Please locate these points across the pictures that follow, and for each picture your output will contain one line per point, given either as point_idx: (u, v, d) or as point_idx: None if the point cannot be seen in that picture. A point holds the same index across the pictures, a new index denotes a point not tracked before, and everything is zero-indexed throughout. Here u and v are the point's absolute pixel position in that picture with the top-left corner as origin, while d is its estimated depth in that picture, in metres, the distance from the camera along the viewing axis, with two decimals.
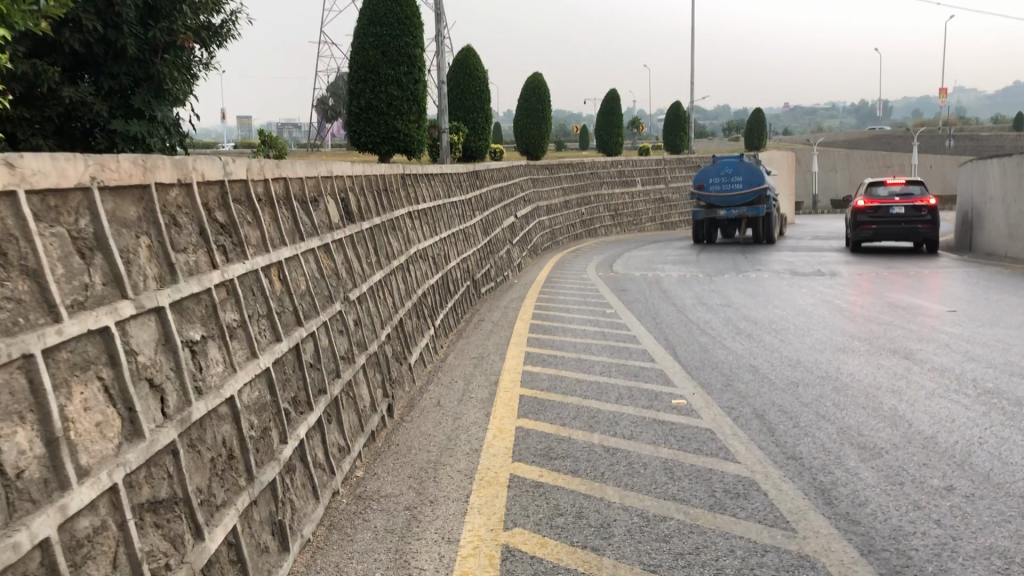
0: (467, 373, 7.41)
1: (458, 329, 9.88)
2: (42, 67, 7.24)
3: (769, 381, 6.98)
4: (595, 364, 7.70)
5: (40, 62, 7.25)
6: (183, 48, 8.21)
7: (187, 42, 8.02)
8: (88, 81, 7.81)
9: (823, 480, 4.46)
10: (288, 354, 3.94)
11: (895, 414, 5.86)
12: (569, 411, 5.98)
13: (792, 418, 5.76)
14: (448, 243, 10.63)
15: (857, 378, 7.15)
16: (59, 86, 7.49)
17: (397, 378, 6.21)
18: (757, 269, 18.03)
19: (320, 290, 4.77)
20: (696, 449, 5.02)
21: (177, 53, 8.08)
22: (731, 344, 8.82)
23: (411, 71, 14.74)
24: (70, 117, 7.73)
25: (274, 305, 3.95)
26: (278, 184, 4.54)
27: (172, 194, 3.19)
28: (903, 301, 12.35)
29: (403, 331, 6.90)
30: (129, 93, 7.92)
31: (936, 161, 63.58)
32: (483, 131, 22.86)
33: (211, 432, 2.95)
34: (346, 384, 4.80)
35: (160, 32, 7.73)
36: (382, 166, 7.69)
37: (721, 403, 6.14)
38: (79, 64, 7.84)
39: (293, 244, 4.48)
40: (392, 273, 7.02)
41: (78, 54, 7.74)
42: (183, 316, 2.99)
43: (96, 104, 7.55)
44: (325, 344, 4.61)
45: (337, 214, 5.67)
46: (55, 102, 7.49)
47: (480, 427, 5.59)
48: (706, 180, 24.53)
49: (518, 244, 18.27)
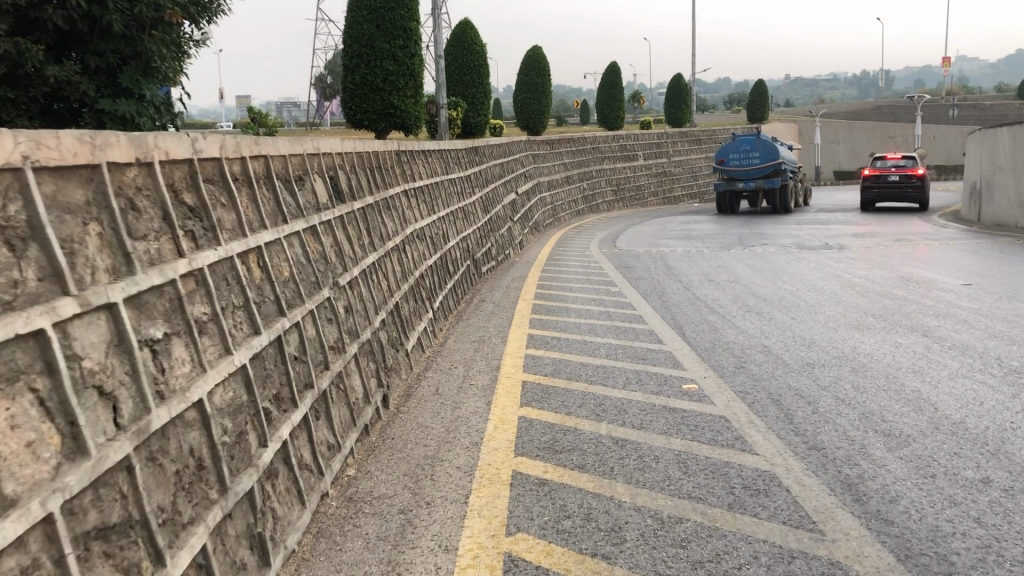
0: (467, 358, 7.09)
1: (458, 311, 9.56)
2: (25, 45, 6.90)
3: (784, 362, 6.66)
4: (601, 346, 7.38)
5: (22, 40, 6.92)
6: (172, 23, 7.81)
7: (176, 18, 7.61)
8: (73, 60, 7.46)
9: (848, 474, 4.14)
10: (269, 349, 3.62)
11: (919, 398, 5.54)
12: (575, 399, 5.67)
13: (811, 404, 5.44)
14: (446, 221, 10.29)
15: (875, 357, 6.84)
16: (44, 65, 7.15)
17: (392, 366, 5.89)
18: (763, 243, 17.67)
19: (306, 276, 4.44)
20: (711, 440, 4.71)
21: (166, 30, 7.68)
22: (741, 323, 8.49)
23: (407, 44, 14.31)
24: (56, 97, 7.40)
25: (253, 295, 3.62)
26: (257, 162, 4.20)
27: (130, 174, 2.86)
28: (915, 274, 12.02)
29: (399, 316, 6.59)
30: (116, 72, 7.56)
31: (939, 131, 62.95)
32: (482, 107, 22.45)
33: (175, 442, 2.63)
34: (336, 376, 4.48)
35: (147, 8, 7.31)
36: (375, 142, 7.34)
37: (735, 387, 5.82)
38: (65, 42, 7.46)
39: (275, 227, 4.15)
40: (386, 254, 6.69)
41: (63, 32, 7.37)
42: (142, 311, 2.66)
43: (82, 84, 7.21)
44: (312, 334, 4.28)
45: (325, 193, 5.33)
46: (40, 82, 7.18)
47: (480, 418, 5.27)
48: (725, 155, 24.76)
49: (519, 220, 17.91)
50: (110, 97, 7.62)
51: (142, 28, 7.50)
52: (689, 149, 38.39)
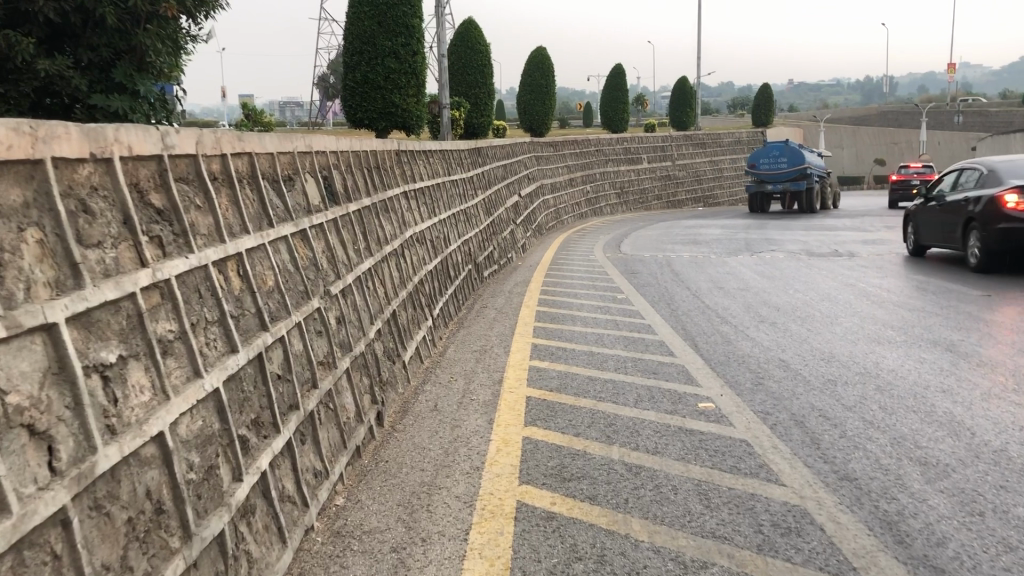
0: (468, 370, 6.71)
1: (459, 318, 9.18)
2: (16, 38, 6.52)
3: (804, 379, 6.28)
4: (608, 358, 7.00)
5: (13, 33, 6.53)
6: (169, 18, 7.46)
7: (173, 11, 7.25)
8: (65, 53, 7.08)
9: (887, 510, 3.76)
10: (247, 368, 3.24)
11: (953, 421, 5.15)
12: (583, 418, 5.29)
13: (838, 427, 5.07)
14: (448, 225, 9.91)
15: (899, 374, 6.45)
16: (35, 58, 6.76)
17: (388, 379, 5.52)
18: (771, 249, 17.29)
19: (293, 286, 4.07)
20: (734, 468, 4.33)
21: (162, 24, 7.33)
22: (755, 335, 8.11)
23: (409, 42, 13.91)
24: (47, 92, 7.02)
25: (230, 308, 3.25)
26: (239, 160, 3.83)
27: (84, 172, 2.48)
28: (930, 284, 11.65)
29: (397, 325, 6.22)
30: (110, 66, 7.20)
31: (944, 138, 62.58)
32: (485, 108, 22.11)
33: (128, 485, 2.26)
34: (325, 395, 4.11)
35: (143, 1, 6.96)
36: (374, 141, 6.98)
37: (755, 407, 5.45)
38: (57, 35, 7.07)
39: (258, 231, 3.77)
40: (384, 260, 6.31)
41: (55, 24, 6.99)
42: (91, 331, 2.29)
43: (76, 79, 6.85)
44: (298, 348, 3.90)
45: (317, 194, 4.95)
46: (32, 75, 6.76)
47: (481, 438, 4.90)
48: (756, 160, 26.35)
49: (522, 224, 17.52)
50: (103, 93, 7.25)
51: (137, 22, 7.12)
52: (693, 153, 38.01)
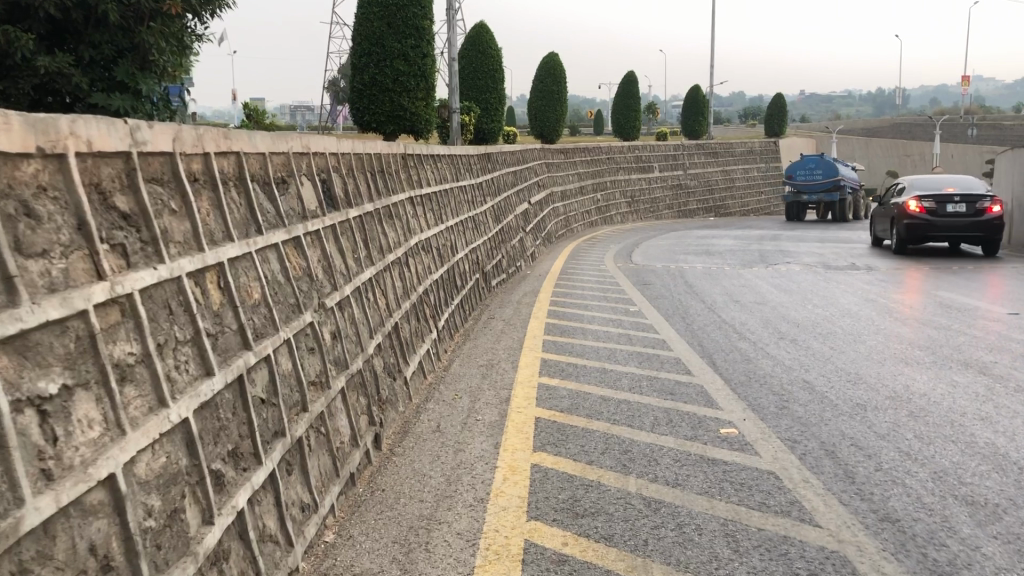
0: (474, 386, 6.35)
1: (465, 330, 8.82)
2: (15, 33, 6.19)
3: (830, 403, 5.90)
4: (622, 376, 6.63)
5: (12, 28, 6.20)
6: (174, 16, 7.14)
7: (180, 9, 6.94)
8: (65, 50, 6.75)
9: (937, 559, 3.38)
10: (224, 394, 2.89)
11: (998, 454, 4.76)
12: (596, 442, 4.92)
13: (872, 457, 4.69)
14: (455, 232, 9.56)
15: (931, 399, 6.06)
16: (34, 54, 6.42)
17: (388, 398, 5.17)
18: (786, 261, 16.88)
19: (282, 298, 3.72)
20: (762, 505, 3.96)
21: (167, 23, 7.03)
22: (776, 353, 7.74)
23: (419, 44, 13.58)
24: (46, 89, 6.69)
25: (207, 325, 2.90)
26: (225, 159, 3.48)
27: (30, 168, 2.13)
28: (954, 301, 11.23)
29: (398, 339, 5.87)
30: (112, 65, 6.88)
31: (958, 150, 62.11)
32: (495, 113, 21.73)
33: (64, 541, 1.89)
34: (315, 419, 3.76)
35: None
36: (378, 145, 6.64)
37: (781, 434, 5.08)
38: (57, 32, 6.74)
39: (243, 238, 3.42)
40: (386, 270, 5.96)
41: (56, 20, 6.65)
42: (27, 358, 1.93)
43: (77, 77, 6.52)
44: (286, 367, 3.55)
45: (314, 198, 4.61)
46: (31, 73, 6.41)
47: (486, 464, 4.54)
48: (793, 171, 27.48)
49: (532, 231, 17.17)
50: (104, 91, 6.93)
51: (140, 19, 6.80)
52: (705, 162, 37.59)
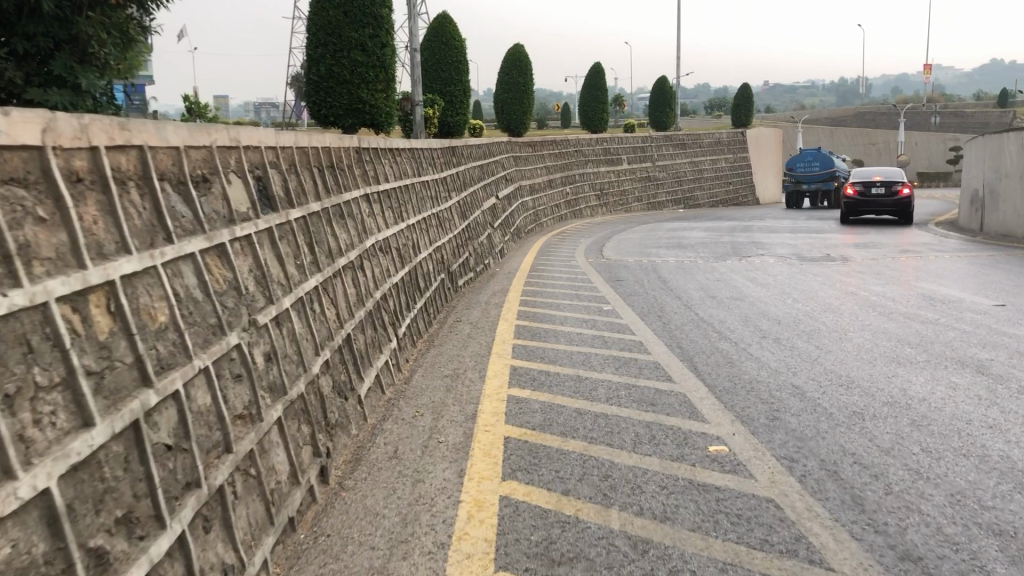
0: (438, 399, 5.81)
1: (429, 335, 8.26)
2: None
3: (825, 411, 5.42)
4: (599, 385, 6.11)
5: None
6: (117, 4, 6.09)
7: None
8: None
9: None
10: (110, 446, 2.31)
11: (1017, 469, 4.29)
12: (572, 466, 4.40)
13: (878, 477, 4.21)
14: (418, 231, 8.99)
15: (932, 404, 5.59)
16: None
17: (338, 422, 4.61)
18: (760, 253, 16.47)
19: (199, 318, 3.13)
20: (764, 543, 3.44)
21: (109, 11, 5.98)
22: (760, 354, 7.25)
23: (377, 34, 12.98)
24: None
25: (87, 362, 2.33)
26: (124, 153, 2.91)
27: None
28: (937, 292, 10.87)
29: (351, 351, 5.30)
30: (48, 57, 5.81)
31: (922, 138, 62.71)
32: (460, 106, 21.19)
33: None
34: (241, 460, 3.18)
35: None
36: (328, 138, 6.07)
37: (776, 451, 4.60)
38: None
39: (146, 249, 2.85)
40: (337, 275, 5.39)
41: None
42: None
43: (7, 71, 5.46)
44: (203, 403, 2.97)
45: (244, 198, 4.02)
46: None
47: (448, 498, 4.00)
48: (792, 164, 29.83)
49: (500, 227, 16.62)
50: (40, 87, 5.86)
51: (78, 6, 5.77)
52: (673, 153, 37.27)
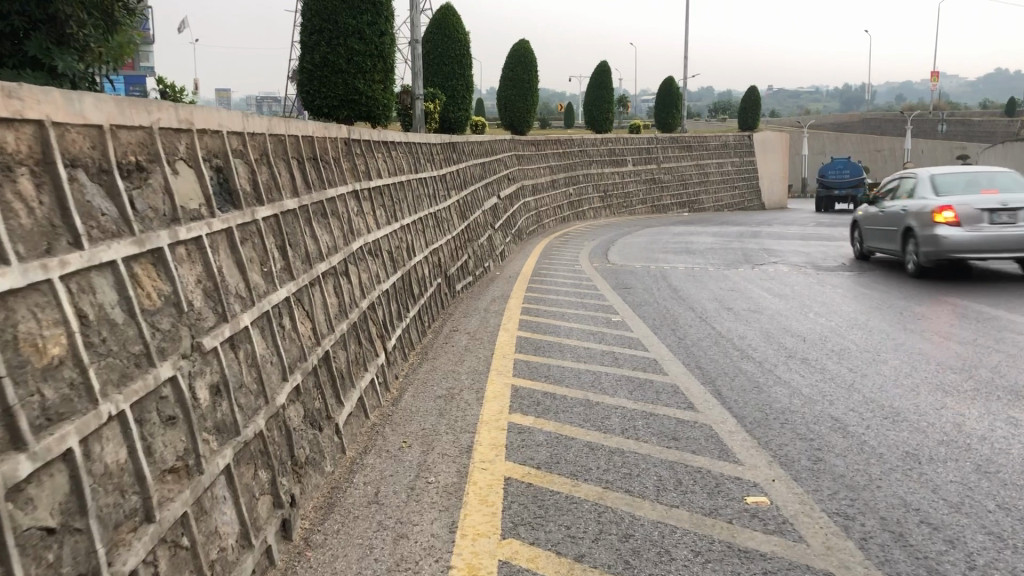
0: (428, 425, 5.11)
1: (422, 346, 7.56)
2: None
3: (873, 452, 4.71)
4: (610, 412, 5.39)
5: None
6: None
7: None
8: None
9: None
10: None
11: None
12: (586, 520, 3.69)
13: (954, 542, 3.51)
14: (413, 231, 8.29)
15: (996, 444, 4.89)
16: None
17: (308, 460, 3.90)
18: (772, 261, 15.73)
19: (116, 345, 2.42)
20: None
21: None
22: (788, 378, 6.53)
23: (376, 21, 12.28)
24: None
25: None
26: (11, 130, 2.18)
27: None
28: (969, 307, 10.17)
29: (329, 372, 4.59)
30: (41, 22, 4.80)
31: (930, 147, 62.11)
32: (462, 101, 20.50)
33: None
34: (169, 530, 2.47)
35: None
36: (311, 125, 5.36)
37: (826, 505, 3.89)
38: None
39: (37, 258, 2.13)
40: (315, 284, 4.68)
41: None
42: None
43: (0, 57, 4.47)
44: (113, 461, 2.26)
45: (194, 191, 3.30)
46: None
47: (435, 562, 3.30)
48: (824, 172, 29.67)
49: (501, 228, 15.89)
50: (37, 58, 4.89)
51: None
52: (680, 156, 36.57)
